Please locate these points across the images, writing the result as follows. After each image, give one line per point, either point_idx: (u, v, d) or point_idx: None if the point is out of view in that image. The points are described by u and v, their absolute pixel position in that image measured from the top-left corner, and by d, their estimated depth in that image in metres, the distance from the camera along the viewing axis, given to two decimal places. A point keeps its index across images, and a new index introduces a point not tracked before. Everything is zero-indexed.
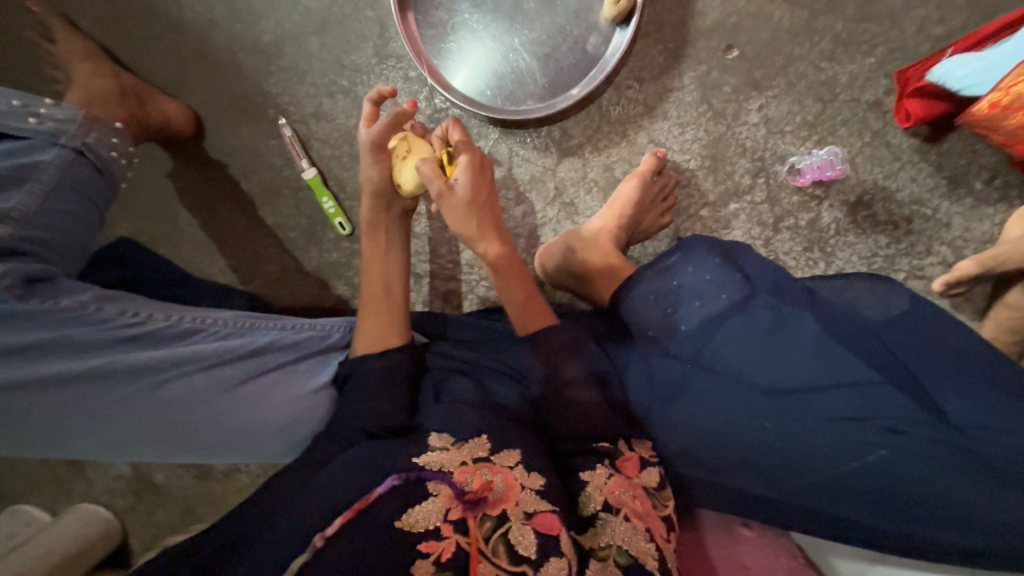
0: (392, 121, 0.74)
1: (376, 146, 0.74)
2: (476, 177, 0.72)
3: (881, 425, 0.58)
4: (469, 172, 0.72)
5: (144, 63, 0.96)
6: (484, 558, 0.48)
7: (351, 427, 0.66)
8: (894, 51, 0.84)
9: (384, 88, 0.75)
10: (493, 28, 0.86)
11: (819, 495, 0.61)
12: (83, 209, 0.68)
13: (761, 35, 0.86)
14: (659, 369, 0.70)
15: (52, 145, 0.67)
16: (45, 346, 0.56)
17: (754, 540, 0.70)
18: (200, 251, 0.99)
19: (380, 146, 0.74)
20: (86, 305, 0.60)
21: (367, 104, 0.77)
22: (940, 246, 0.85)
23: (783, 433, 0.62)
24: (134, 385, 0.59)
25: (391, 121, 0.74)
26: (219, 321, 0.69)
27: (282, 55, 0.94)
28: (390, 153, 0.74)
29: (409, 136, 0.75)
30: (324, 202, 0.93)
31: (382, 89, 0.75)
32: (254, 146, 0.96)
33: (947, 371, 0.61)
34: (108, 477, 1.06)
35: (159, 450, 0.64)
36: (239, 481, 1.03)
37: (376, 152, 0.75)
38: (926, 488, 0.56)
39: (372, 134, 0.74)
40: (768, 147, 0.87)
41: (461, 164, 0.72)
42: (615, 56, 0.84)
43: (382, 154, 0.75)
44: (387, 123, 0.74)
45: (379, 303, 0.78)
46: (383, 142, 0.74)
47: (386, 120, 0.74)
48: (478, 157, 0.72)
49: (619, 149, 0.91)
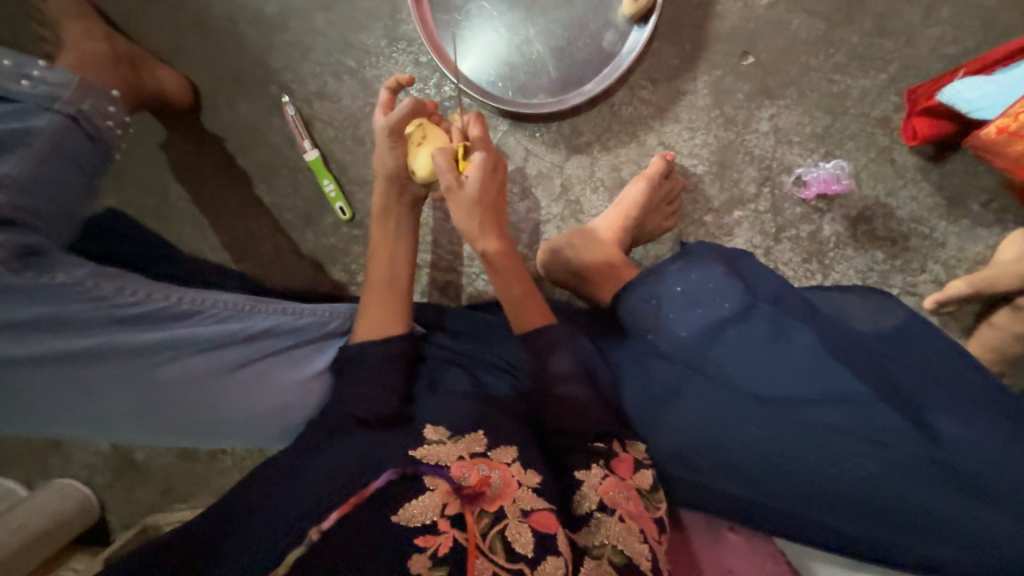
0: (412, 108, 0.73)
1: (393, 132, 0.72)
2: (488, 178, 0.72)
3: (868, 439, 0.60)
4: (481, 171, 0.71)
5: (139, 27, 0.92)
6: (481, 555, 0.48)
7: (342, 414, 0.64)
8: (906, 69, 0.85)
9: (404, 77, 0.75)
10: (509, 17, 0.84)
11: (803, 503, 0.62)
12: (76, 181, 0.66)
13: (777, 43, 0.86)
14: (655, 373, 0.70)
15: (44, 110, 0.64)
16: (39, 322, 0.53)
17: (740, 544, 0.71)
18: (192, 228, 0.97)
19: (397, 133, 0.73)
20: (82, 281, 0.56)
21: (385, 91, 0.76)
22: (934, 264, 0.87)
23: (773, 441, 0.63)
24: (130, 365, 0.58)
25: (414, 109, 0.72)
26: (220, 303, 0.66)
27: (288, 29, 0.91)
28: (405, 140, 0.73)
29: (427, 126, 0.74)
30: (325, 185, 0.91)
31: (402, 79, 0.75)
32: (253, 122, 0.93)
33: (935, 388, 0.62)
34: (87, 453, 1.04)
35: (148, 428, 0.63)
36: (223, 462, 1.02)
37: (392, 138, 0.73)
38: (905, 500, 0.58)
39: (392, 118, 0.72)
40: (776, 157, 0.88)
41: (474, 163, 0.71)
42: (631, 55, 0.83)
43: (399, 141, 0.73)
44: (409, 109, 0.72)
45: (382, 291, 0.76)
46: (401, 129, 0.73)
47: (406, 107, 0.72)
48: (492, 158, 0.71)
49: (628, 149, 0.90)
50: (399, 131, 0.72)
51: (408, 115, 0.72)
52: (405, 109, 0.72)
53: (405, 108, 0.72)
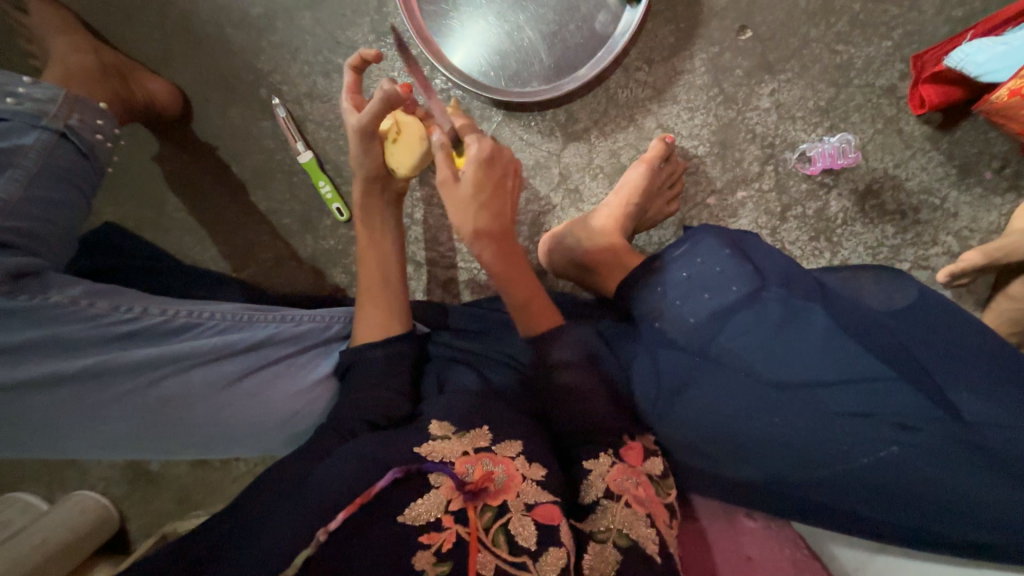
0: (381, 106, 0.67)
1: (364, 133, 0.69)
2: (484, 173, 0.68)
3: (893, 421, 0.58)
4: (477, 166, 0.67)
5: (124, 36, 0.91)
6: (483, 548, 0.48)
7: (350, 418, 0.63)
8: (912, 34, 0.82)
9: (369, 54, 0.71)
10: (497, 4, 0.82)
11: (827, 489, 0.60)
12: (69, 197, 0.65)
13: (776, 15, 0.84)
14: (666, 362, 0.69)
15: (32, 128, 0.63)
16: (36, 344, 0.53)
17: (757, 530, 0.71)
18: (190, 238, 0.96)
19: (369, 133, 0.69)
20: (77, 300, 0.57)
21: (349, 72, 0.73)
22: (946, 236, 0.85)
23: (792, 427, 0.61)
24: (131, 383, 0.58)
25: (385, 104, 0.67)
26: (218, 314, 0.67)
27: (274, 30, 0.90)
28: (381, 138, 0.72)
29: (402, 119, 0.71)
30: (320, 186, 0.89)
31: (365, 55, 0.72)
32: (244, 128, 0.92)
33: (957, 365, 0.60)
34: (102, 466, 1.05)
35: (156, 446, 0.63)
36: (237, 469, 1.04)
37: (364, 137, 0.70)
38: (936, 483, 0.56)
39: (362, 118, 0.68)
40: (779, 133, 0.86)
41: (471, 157, 0.67)
42: (624, 36, 0.81)
43: (372, 141, 0.70)
44: (376, 108, 0.67)
45: (377, 293, 0.75)
46: (374, 127, 0.69)
47: (375, 106, 0.67)
48: (487, 151, 0.67)
49: (626, 134, 0.88)
50: (371, 131, 0.69)
51: (379, 112, 0.68)
52: (372, 110, 0.67)
53: (375, 107, 0.67)
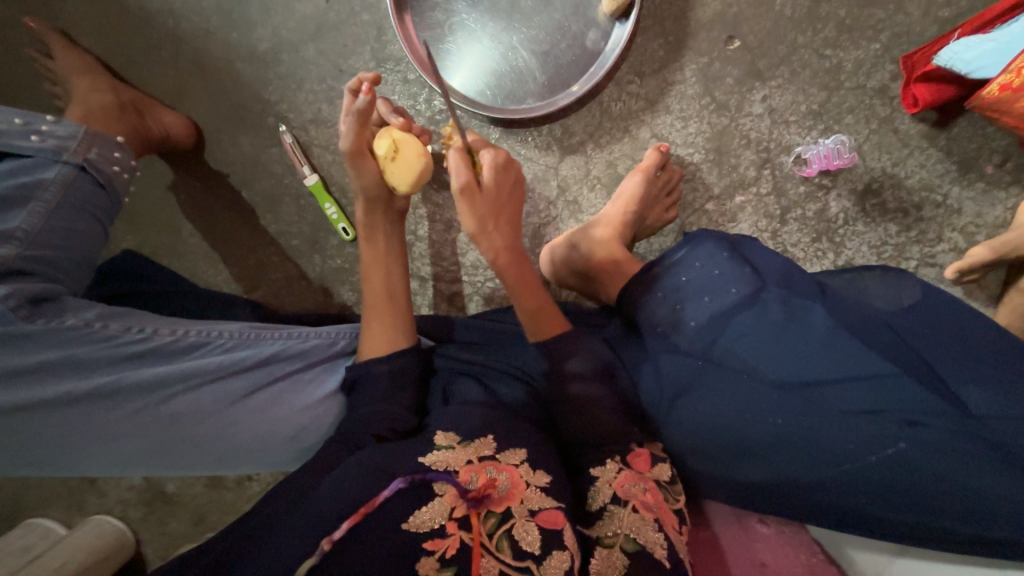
0: (358, 121, 0.71)
1: (357, 154, 0.72)
2: (501, 177, 0.74)
3: (900, 417, 0.56)
4: (495, 172, 0.73)
5: (140, 74, 0.96)
6: (487, 553, 0.48)
7: (358, 432, 0.64)
8: (900, 36, 0.84)
9: (367, 76, 0.72)
10: (490, 26, 0.85)
11: (838, 491, 0.58)
12: (86, 225, 0.69)
13: (762, 24, 0.85)
14: (668, 368, 0.68)
15: (54, 163, 0.67)
16: (51, 366, 0.56)
17: (771, 536, 0.69)
18: (203, 261, 1.00)
19: (362, 154, 0.73)
20: (91, 323, 0.60)
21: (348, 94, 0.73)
22: (951, 232, 0.84)
23: (796, 426, 0.60)
24: (141, 401, 0.60)
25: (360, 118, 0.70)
26: (225, 333, 0.68)
27: (280, 62, 0.94)
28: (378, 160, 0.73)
29: (397, 138, 0.73)
30: (327, 208, 0.92)
31: (364, 77, 0.72)
32: (254, 155, 0.96)
33: (959, 357, 0.59)
34: (120, 488, 1.08)
35: (167, 463, 0.65)
36: (251, 489, 1.06)
37: (356, 158, 0.73)
38: (951, 480, 0.54)
39: (349, 139, 0.72)
40: (773, 138, 0.87)
41: (487, 164, 0.73)
42: (615, 51, 0.84)
43: (365, 160, 0.73)
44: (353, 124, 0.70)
45: (381, 310, 0.75)
46: (362, 147, 0.72)
47: (353, 124, 0.71)
48: (503, 159, 0.74)
49: (621, 145, 0.90)
50: (360, 153, 0.73)
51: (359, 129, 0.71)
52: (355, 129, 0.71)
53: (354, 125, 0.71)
